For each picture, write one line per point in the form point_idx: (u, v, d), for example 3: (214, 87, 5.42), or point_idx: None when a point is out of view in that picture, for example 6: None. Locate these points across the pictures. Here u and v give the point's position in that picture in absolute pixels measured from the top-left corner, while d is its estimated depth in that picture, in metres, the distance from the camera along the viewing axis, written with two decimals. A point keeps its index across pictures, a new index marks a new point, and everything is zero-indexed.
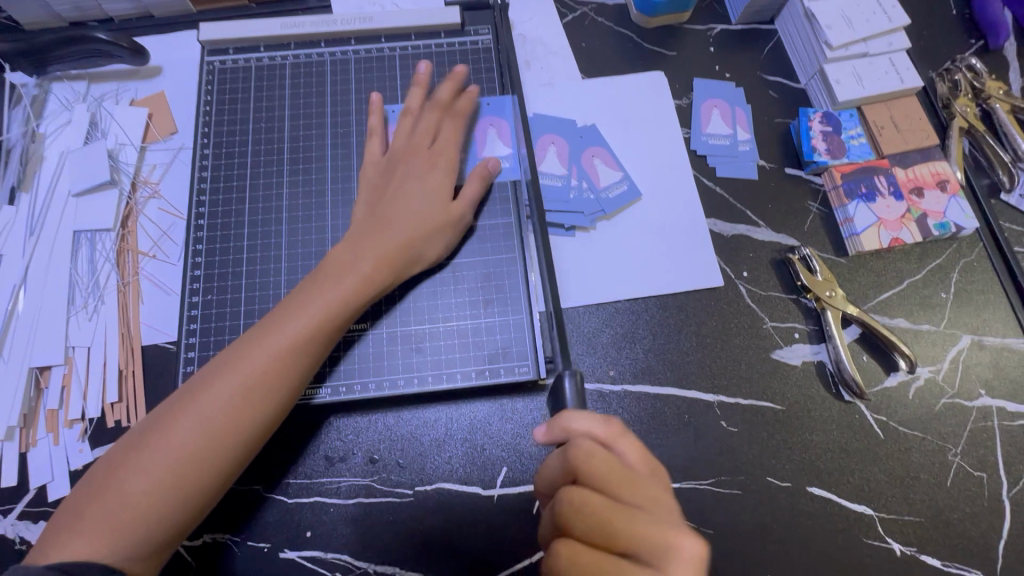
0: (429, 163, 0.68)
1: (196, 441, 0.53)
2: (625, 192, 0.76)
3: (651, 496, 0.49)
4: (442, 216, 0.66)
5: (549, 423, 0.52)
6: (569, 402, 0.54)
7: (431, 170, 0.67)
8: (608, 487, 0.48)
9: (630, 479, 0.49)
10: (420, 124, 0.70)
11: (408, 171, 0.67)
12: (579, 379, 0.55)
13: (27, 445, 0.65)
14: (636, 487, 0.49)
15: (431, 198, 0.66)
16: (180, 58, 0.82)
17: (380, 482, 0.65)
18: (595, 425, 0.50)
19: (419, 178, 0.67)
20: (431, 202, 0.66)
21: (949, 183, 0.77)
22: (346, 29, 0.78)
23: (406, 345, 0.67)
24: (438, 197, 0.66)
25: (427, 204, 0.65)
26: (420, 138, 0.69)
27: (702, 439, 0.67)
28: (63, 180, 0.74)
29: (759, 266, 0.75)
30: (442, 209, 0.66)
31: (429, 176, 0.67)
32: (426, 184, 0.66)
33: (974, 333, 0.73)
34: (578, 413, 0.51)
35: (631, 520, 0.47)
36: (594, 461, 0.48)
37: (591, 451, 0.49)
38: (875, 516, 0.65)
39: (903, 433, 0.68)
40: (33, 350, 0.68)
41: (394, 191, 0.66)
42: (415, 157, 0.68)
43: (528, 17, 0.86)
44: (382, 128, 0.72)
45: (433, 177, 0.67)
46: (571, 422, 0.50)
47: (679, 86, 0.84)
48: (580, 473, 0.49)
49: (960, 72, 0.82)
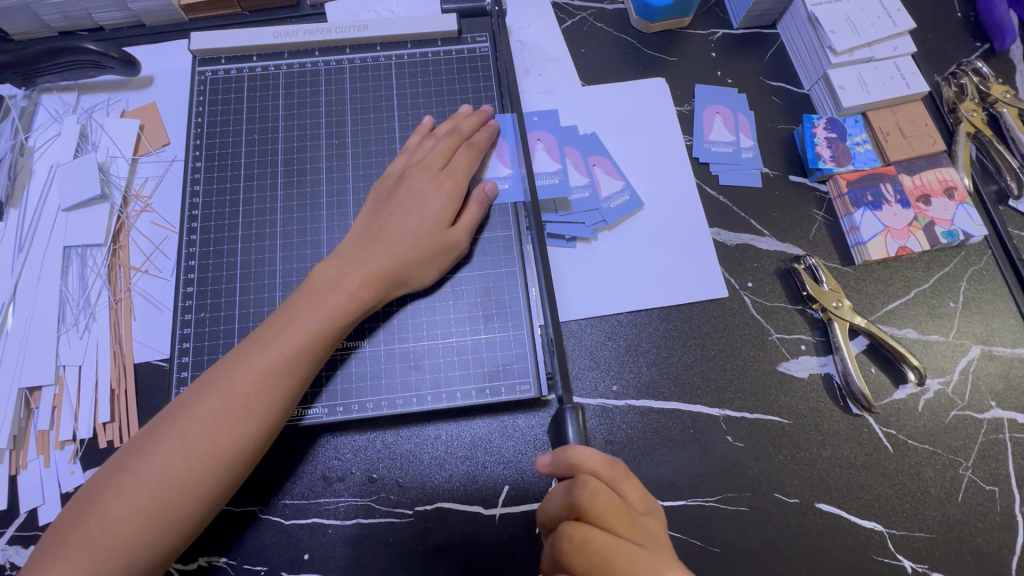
0: (435, 182, 0.66)
1: (180, 465, 0.52)
2: (626, 202, 0.75)
3: (651, 534, 0.50)
4: (434, 243, 0.64)
5: (555, 455, 0.53)
6: (570, 440, 0.54)
7: (436, 190, 0.65)
8: (612, 525, 0.49)
9: (629, 516, 0.50)
10: (434, 145, 0.69)
11: (412, 189, 0.65)
12: (580, 417, 0.55)
13: (17, 467, 0.64)
14: (635, 526, 0.50)
15: (429, 219, 0.64)
16: (173, 67, 0.80)
17: (378, 502, 0.64)
18: (600, 464, 0.51)
19: (421, 197, 0.65)
20: (429, 225, 0.64)
21: (956, 190, 0.75)
22: (341, 37, 0.76)
23: (403, 362, 0.65)
24: (436, 221, 0.64)
25: (424, 227, 0.64)
26: (429, 157, 0.67)
27: (708, 455, 0.66)
28: (53, 195, 0.73)
29: (764, 276, 0.73)
30: (438, 235, 0.64)
31: (432, 197, 0.65)
32: (427, 207, 0.65)
33: (983, 343, 0.71)
34: (585, 449, 0.52)
35: (631, 556, 0.47)
36: (599, 498, 0.49)
37: (596, 490, 0.49)
38: (885, 533, 0.64)
39: (912, 446, 0.67)
40: (22, 370, 0.66)
41: (394, 210, 0.64)
42: (422, 175, 0.66)
43: (526, 23, 0.85)
44: (415, 146, 0.70)
45: (436, 199, 0.65)
46: (579, 458, 0.51)
47: (680, 93, 0.82)
48: (584, 512, 0.49)
49: (966, 76, 0.80)
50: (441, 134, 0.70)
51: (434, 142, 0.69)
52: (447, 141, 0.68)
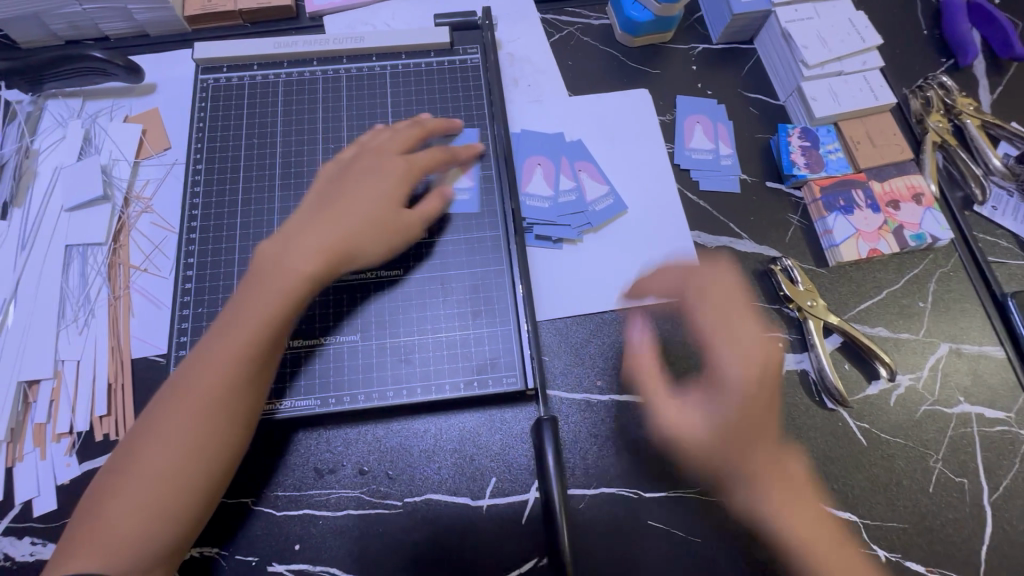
0: (388, 166, 0.67)
1: (172, 460, 0.53)
2: (611, 205, 0.78)
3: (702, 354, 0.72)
4: (384, 221, 0.65)
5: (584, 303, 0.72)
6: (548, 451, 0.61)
7: (388, 173, 0.67)
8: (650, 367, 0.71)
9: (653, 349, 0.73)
10: (393, 135, 0.71)
11: (364, 171, 0.67)
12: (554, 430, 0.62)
13: (14, 459, 0.65)
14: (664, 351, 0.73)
15: (380, 198, 0.65)
16: (175, 75, 0.84)
17: (369, 494, 0.65)
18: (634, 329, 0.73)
19: (372, 178, 0.66)
20: (380, 203, 0.65)
21: (923, 196, 0.79)
22: (338, 48, 0.80)
23: (394, 356, 0.67)
24: (387, 200, 0.65)
25: (375, 205, 0.64)
26: (387, 144, 0.70)
27: (688, 449, 0.68)
28: (56, 196, 0.75)
29: (742, 277, 0.76)
30: (389, 213, 0.65)
31: (384, 178, 0.66)
32: (378, 187, 0.66)
33: (952, 341, 0.74)
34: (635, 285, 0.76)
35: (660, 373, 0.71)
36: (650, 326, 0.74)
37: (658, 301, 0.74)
38: (859, 523, 0.66)
39: (884, 440, 0.69)
40: (22, 365, 0.68)
41: (345, 189, 0.65)
42: (375, 159, 0.68)
43: (515, 36, 0.89)
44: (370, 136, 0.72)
45: (388, 180, 0.66)
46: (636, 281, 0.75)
47: (663, 103, 0.86)
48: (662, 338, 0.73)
49: (932, 89, 0.85)
50: (402, 128, 0.72)
51: (392, 133, 0.71)
52: (406, 135, 0.71)
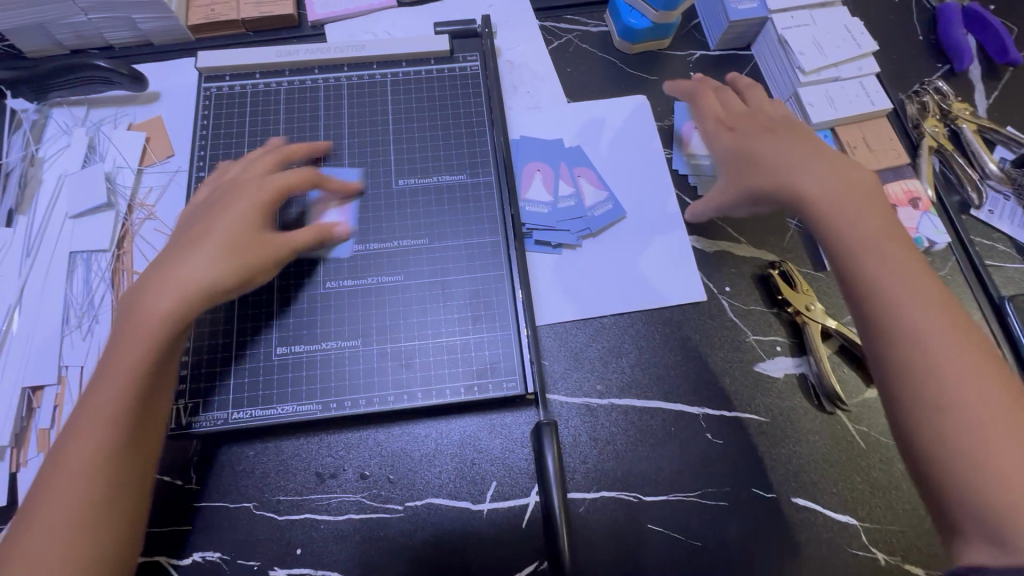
0: (247, 191, 0.64)
1: (78, 485, 0.50)
2: (610, 211, 0.79)
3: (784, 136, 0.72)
4: (252, 245, 0.61)
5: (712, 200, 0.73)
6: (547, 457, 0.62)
7: (247, 197, 0.63)
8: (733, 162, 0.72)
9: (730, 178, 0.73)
10: (263, 164, 0.68)
11: (227, 199, 0.63)
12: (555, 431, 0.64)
13: (17, 465, 0.65)
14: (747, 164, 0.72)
15: (243, 223, 0.61)
16: (179, 83, 0.85)
17: (370, 498, 0.65)
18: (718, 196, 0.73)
19: (234, 205, 0.62)
20: (242, 228, 0.61)
21: (920, 200, 0.80)
22: (339, 56, 0.81)
23: (394, 361, 0.68)
24: (251, 223, 0.61)
25: (236, 231, 0.60)
26: (253, 173, 0.67)
27: (687, 452, 0.68)
28: (61, 203, 0.76)
29: (741, 281, 0.77)
30: (255, 238, 0.61)
31: (243, 202, 0.63)
32: (238, 213, 0.62)
33: None
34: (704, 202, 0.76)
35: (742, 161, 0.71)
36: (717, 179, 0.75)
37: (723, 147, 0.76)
38: (860, 526, 0.66)
39: (883, 443, 0.70)
40: (27, 371, 0.68)
41: (211, 219, 0.62)
42: (238, 187, 0.65)
43: (515, 44, 0.90)
44: (245, 164, 0.70)
45: (247, 203, 0.63)
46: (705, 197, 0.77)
47: (661, 109, 0.87)
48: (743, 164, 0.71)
49: (928, 94, 0.86)
50: (257, 157, 0.70)
51: (250, 163, 0.69)
52: (266, 163, 0.69)
